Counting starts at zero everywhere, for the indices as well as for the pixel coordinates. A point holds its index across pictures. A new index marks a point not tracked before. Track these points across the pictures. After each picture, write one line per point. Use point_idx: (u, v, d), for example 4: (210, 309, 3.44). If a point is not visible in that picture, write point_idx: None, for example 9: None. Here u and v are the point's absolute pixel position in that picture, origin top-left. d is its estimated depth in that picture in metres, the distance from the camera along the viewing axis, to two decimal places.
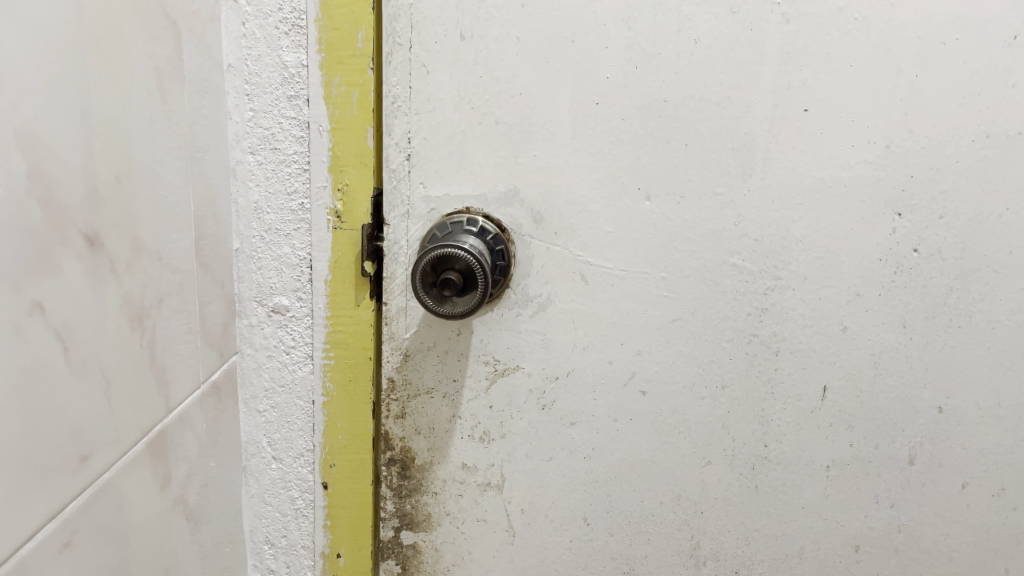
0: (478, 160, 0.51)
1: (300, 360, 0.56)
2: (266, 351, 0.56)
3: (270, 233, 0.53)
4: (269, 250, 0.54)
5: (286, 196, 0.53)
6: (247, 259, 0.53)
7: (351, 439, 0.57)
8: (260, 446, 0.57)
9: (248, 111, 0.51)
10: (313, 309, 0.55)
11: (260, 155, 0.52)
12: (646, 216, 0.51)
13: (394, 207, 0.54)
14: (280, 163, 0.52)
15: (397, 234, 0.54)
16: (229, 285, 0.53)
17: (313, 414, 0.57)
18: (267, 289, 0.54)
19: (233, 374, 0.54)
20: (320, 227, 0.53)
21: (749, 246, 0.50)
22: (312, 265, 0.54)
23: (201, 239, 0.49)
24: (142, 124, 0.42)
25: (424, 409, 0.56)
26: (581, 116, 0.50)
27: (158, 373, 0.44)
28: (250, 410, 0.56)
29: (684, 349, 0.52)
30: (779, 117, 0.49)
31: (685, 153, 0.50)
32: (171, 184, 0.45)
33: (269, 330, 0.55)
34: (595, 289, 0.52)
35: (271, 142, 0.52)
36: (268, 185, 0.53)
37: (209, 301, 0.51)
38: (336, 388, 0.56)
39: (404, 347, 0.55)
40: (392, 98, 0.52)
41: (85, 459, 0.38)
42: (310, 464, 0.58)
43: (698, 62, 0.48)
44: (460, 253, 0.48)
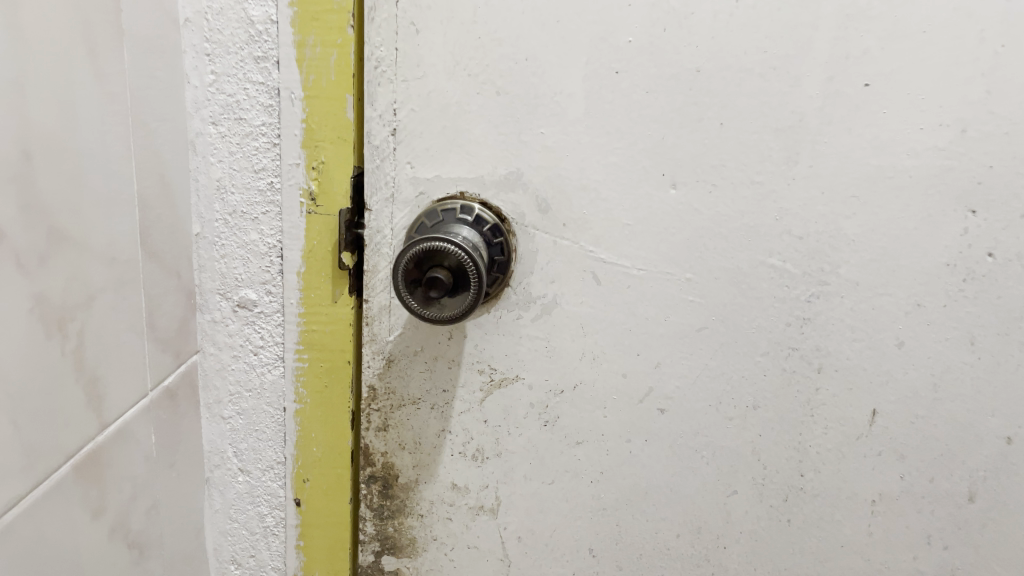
0: (475, 137, 0.44)
1: (269, 362, 0.49)
2: (231, 351, 0.49)
3: (235, 216, 0.47)
4: (234, 236, 0.47)
5: (253, 174, 0.46)
6: (209, 246, 0.47)
7: (326, 452, 0.50)
8: (226, 457, 0.51)
9: (209, 75, 0.44)
10: (284, 304, 0.48)
11: (223, 125, 0.45)
12: (671, 207, 0.43)
13: (376, 190, 0.46)
14: (246, 136, 0.45)
15: (380, 221, 0.46)
16: (187, 275, 0.46)
17: (285, 423, 0.50)
18: (233, 280, 0.48)
19: (192, 376, 0.48)
20: (292, 212, 0.46)
21: (792, 245, 0.43)
22: (282, 254, 0.47)
23: (148, 223, 0.42)
24: (66, 88, 0.34)
25: (409, 422, 0.49)
26: (597, 87, 0.42)
27: (88, 383, 0.37)
28: (214, 416, 0.50)
29: (710, 363, 0.45)
30: (834, 94, 0.41)
31: (719, 134, 0.42)
32: (106, 159, 0.38)
33: (234, 327, 0.49)
34: (608, 291, 0.45)
35: (236, 111, 0.45)
36: (232, 161, 0.46)
37: (159, 296, 0.44)
38: (310, 395, 0.49)
39: (387, 351, 0.48)
40: (374, 60, 0.44)
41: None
42: (281, 478, 0.51)
43: (738, 26, 0.40)
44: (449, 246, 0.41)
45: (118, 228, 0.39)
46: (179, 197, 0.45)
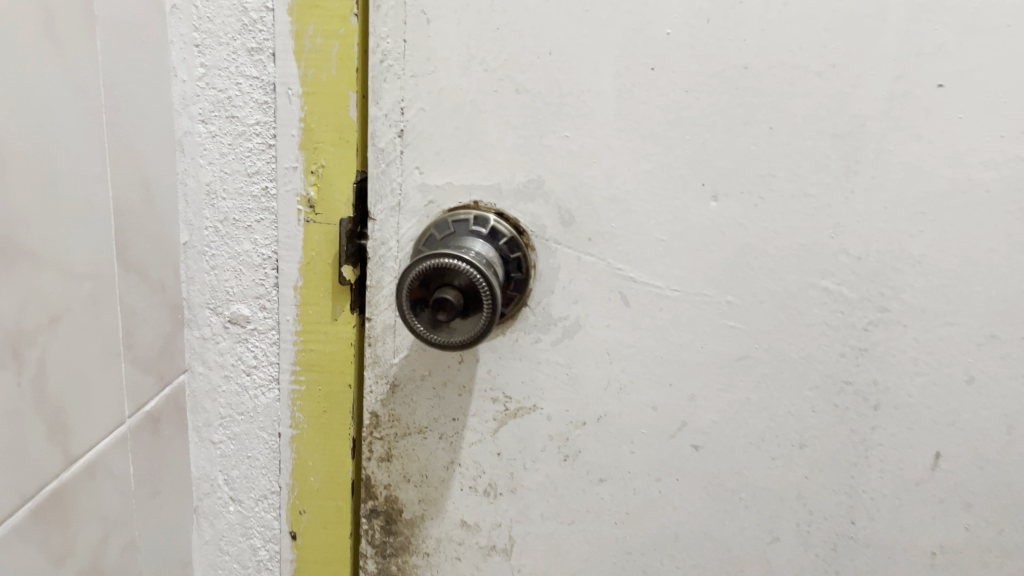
0: (491, 140, 0.39)
1: (263, 385, 0.45)
2: (222, 371, 0.45)
3: (226, 224, 0.42)
4: (225, 245, 0.42)
5: (246, 178, 0.41)
6: (197, 256, 0.43)
7: (324, 483, 0.46)
8: (215, 484, 0.47)
9: (198, 68, 0.40)
10: (280, 321, 0.43)
11: (213, 124, 0.41)
12: (711, 221, 0.38)
13: (381, 198, 0.41)
14: (238, 135, 0.41)
15: (385, 232, 0.41)
16: (173, 287, 0.42)
17: (280, 451, 0.45)
18: (223, 294, 0.43)
19: (179, 398, 0.44)
20: (288, 220, 0.42)
21: (848, 266, 0.38)
22: (278, 266, 0.42)
23: (127, 232, 0.38)
24: (23, 81, 0.30)
25: (414, 453, 0.44)
26: (630, 85, 0.37)
27: (53, 414, 0.33)
28: (203, 441, 0.46)
29: (752, 397, 0.40)
30: (902, 95, 0.36)
31: (768, 140, 0.37)
32: (75, 162, 0.33)
33: (225, 345, 0.44)
34: (638, 314, 0.40)
35: (227, 108, 0.40)
36: (223, 163, 0.41)
37: (140, 312, 0.39)
38: (308, 420, 0.45)
39: (392, 375, 0.43)
40: (379, 53, 0.39)
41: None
42: (275, 510, 0.47)
43: (793, 16, 0.35)
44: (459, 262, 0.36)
45: (91, 239, 0.35)
46: (164, 202, 0.40)
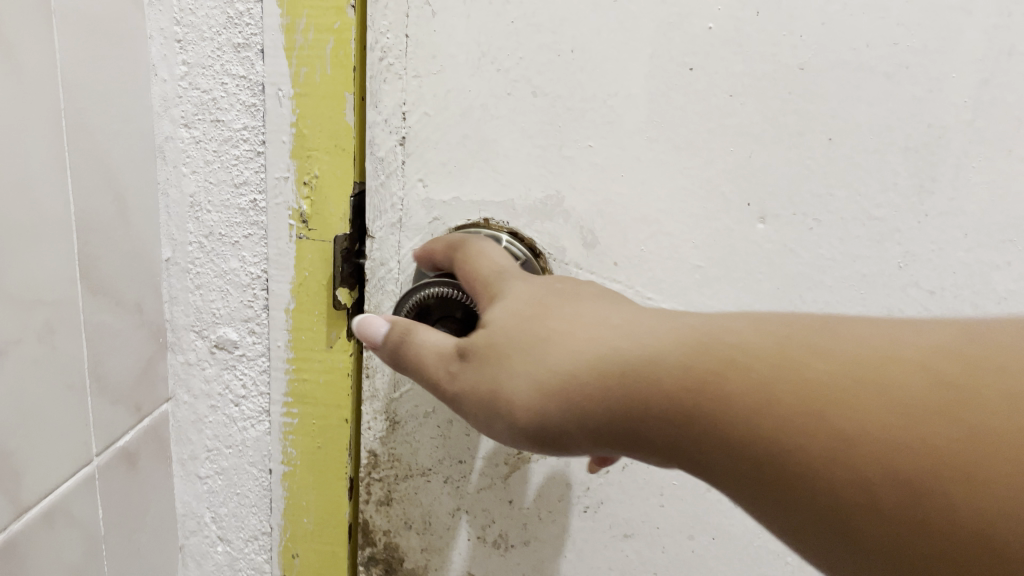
0: (504, 150, 0.34)
1: (253, 416, 0.40)
2: (208, 400, 0.41)
3: (211, 239, 0.38)
4: (209, 263, 0.38)
5: (233, 189, 0.37)
6: (180, 274, 0.38)
7: (319, 525, 0.41)
8: (202, 522, 0.43)
9: (180, 66, 0.35)
10: (270, 348, 0.39)
11: (197, 128, 0.36)
12: (756, 247, 0.33)
13: (380, 213, 0.36)
14: (224, 141, 0.36)
15: (385, 252, 0.36)
16: (153, 309, 0.38)
17: (271, 489, 0.41)
18: (209, 317, 0.39)
19: (160, 429, 0.40)
20: (279, 236, 0.37)
21: (918, 301, 0.32)
22: (268, 288, 0.38)
23: (99, 250, 0.33)
24: None
25: (417, 497, 0.40)
26: (665, 88, 0.32)
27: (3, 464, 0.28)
28: (189, 474, 0.42)
29: None
30: (989, 102, 0.30)
31: (826, 153, 0.31)
32: (40, 173, 0.28)
33: (212, 371, 0.40)
34: None
35: (211, 111, 0.36)
36: (207, 172, 0.37)
37: (117, 338, 0.35)
38: (301, 457, 0.40)
39: (391, 410, 0.39)
40: (379, 50, 0.34)
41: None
42: (267, 552, 0.43)
43: (860, 8, 0.30)
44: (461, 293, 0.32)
45: (51, 265, 0.30)
46: (144, 213, 0.36)
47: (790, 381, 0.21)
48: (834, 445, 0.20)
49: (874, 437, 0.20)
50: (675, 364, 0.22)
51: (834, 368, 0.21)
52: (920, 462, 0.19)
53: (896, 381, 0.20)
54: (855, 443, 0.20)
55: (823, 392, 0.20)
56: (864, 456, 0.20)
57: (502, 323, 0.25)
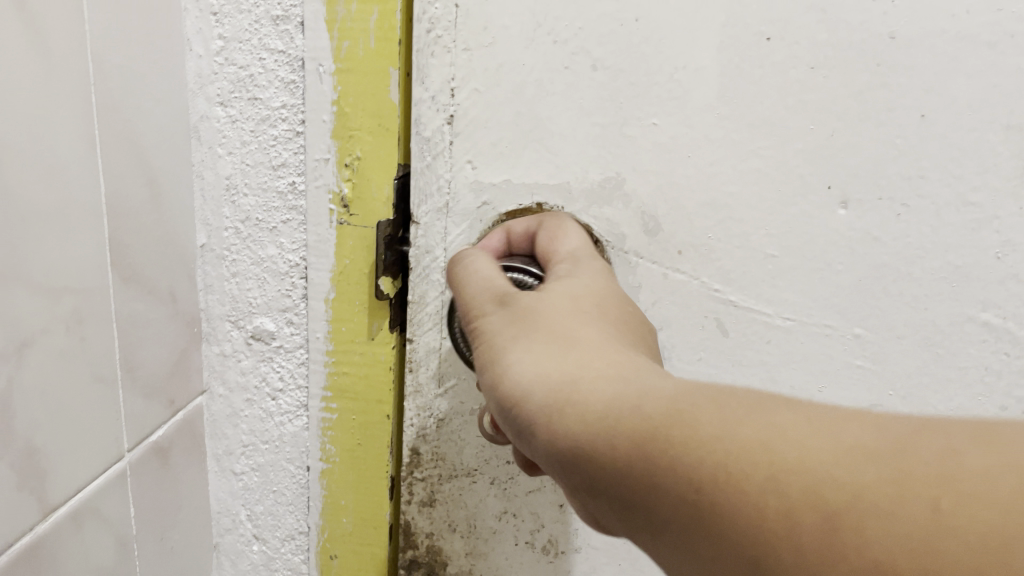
0: (560, 129, 0.31)
1: (290, 411, 0.38)
2: (244, 394, 0.38)
3: (248, 225, 0.35)
4: (246, 250, 0.36)
5: (271, 172, 0.35)
6: (215, 262, 0.36)
7: (358, 526, 0.39)
8: (238, 520, 0.41)
9: (217, 40, 0.33)
10: (308, 339, 0.37)
11: (234, 107, 0.34)
12: (837, 234, 0.30)
13: (426, 197, 0.34)
14: (262, 121, 0.34)
15: (430, 239, 0.34)
16: (187, 299, 0.35)
17: (309, 486, 0.39)
18: (245, 306, 0.37)
19: (194, 423, 0.38)
20: (319, 222, 0.35)
21: (1019, 296, 0.29)
22: (307, 276, 0.36)
23: (133, 233, 0.31)
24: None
25: (461, 499, 0.37)
26: (738, 60, 0.29)
27: (26, 460, 0.26)
28: (223, 471, 0.40)
29: None
30: None
31: (919, 132, 0.28)
32: (73, 154, 0.26)
33: (247, 363, 0.38)
34: (737, 347, 0.32)
35: (249, 89, 0.33)
36: (244, 154, 0.34)
37: (151, 328, 0.33)
38: (340, 454, 0.38)
39: (436, 407, 0.36)
40: (426, 22, 0.31)
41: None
42: (304, 551, 0.41)
43: None
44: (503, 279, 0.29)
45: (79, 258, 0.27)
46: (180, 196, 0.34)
47: (766, 437, 0.17)
48: (825, 516, 0.16)
49: (873, 497, 0.15)
50: (654, 404, 0.19)
51: (810, 423, 0.17)
52: (916, 535, 0.15)
53: (881, 434, 0.16)
54: (850, 511, 0.15)
55: (810, 453, 0.16)
56: (858, 528, 0.15)
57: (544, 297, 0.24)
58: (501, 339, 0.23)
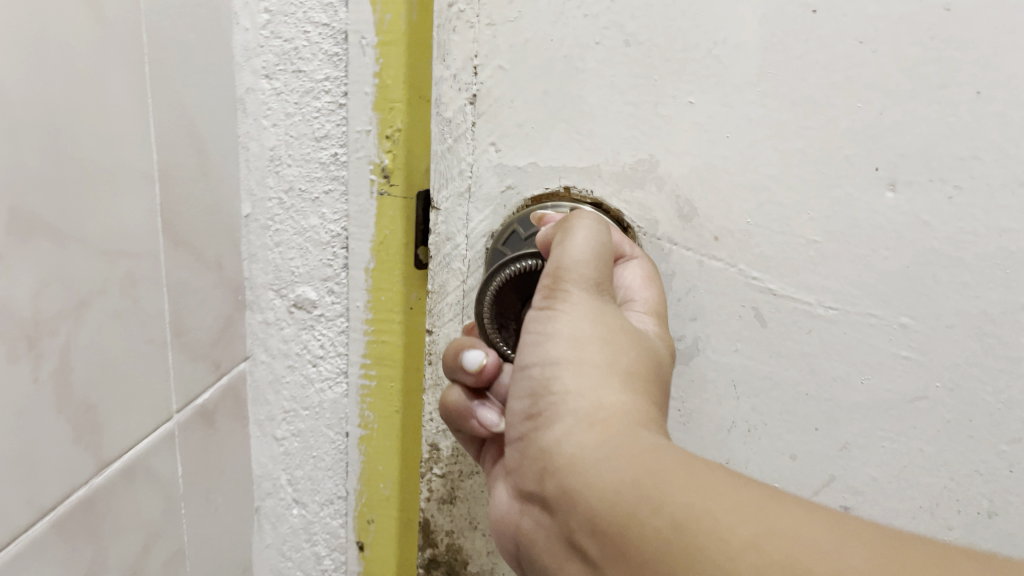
0: (590, 108, 0.30)
1: (331, 378, 0.37)
2: (286, 360, 0.36)
3: (292, 196, 0.33)
4: (289, 221, 0.34)
5: (316, 144, 0.33)
6: (258, 232, 0.34)
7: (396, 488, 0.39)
8: (279, 484, 0.38)
9: (262, 13, 0.31)
10: (350, 306, 0.36)
11: (279, 79, 0.32)
12: (883, 219, 0.29)
13: (446, 181, 0.32)
14: (308, 94, 0.32)
15: (451, 225, 0.32)
16: (232, 265, 0.33)
17: (347, 451, 0.38)
18: (287, 274, 0.35)
19: (239, 388, 0.35)
20: (361, 194, 0.34)
21: None
22: (352, 243, 0.34)
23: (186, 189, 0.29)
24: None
25: (483, 496, 0.36)
26: (781, 34, 0.28)
27: (85, 413, 0.24)
28: (264, 436, 0.38)
29: (927, 450, 0.31)
30: None
31: (973, 110, 0.27)
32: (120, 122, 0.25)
33: (290, 330, 0.36)
34: (776, 337, 0.31)
35: (294, 61, 0.32)
36: (287, 125, 0.32)
37: (198, 296, 0.31)
38: (379, 419, 0.38)
39: None
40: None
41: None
42: (341, 516, 0.40)
43: None
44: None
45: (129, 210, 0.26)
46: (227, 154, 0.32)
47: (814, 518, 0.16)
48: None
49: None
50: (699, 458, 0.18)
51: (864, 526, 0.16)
52: None
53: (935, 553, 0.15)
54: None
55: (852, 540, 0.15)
56: None
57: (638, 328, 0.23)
58: (582, 332, 0.22)
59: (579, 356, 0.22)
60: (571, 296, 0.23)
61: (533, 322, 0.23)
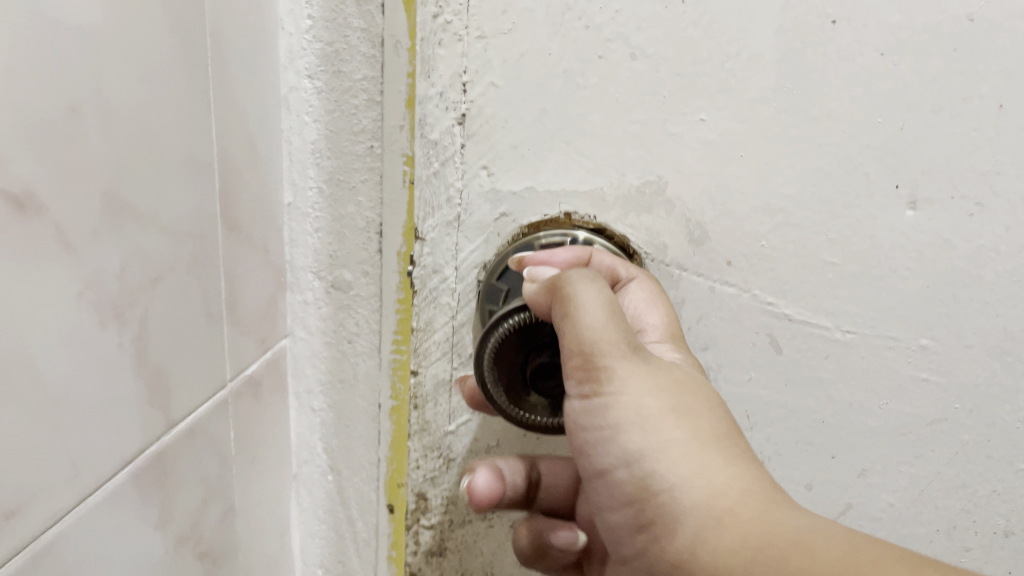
0: (592, 128, 0.27)
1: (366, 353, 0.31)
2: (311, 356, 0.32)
3: (331, 184, 0.29)
4: (327, 210, 0.30)
5: (351, 138, 0.28)
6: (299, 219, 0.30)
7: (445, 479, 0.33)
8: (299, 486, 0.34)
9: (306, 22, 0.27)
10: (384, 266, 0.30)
11: (319, 79, 0.28)
12: (901, 238, 0.27)
13: (433, 209, 0.29)
14: (344, 93, 0.28)
15: (439, 257, 0.30)
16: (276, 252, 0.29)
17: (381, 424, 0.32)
18: (326, 254, 0.30)
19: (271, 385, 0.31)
20: (393, 184, 0.29)
21: None
22: (387, 227, 0.29)
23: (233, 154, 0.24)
24: None
25: (476, 545, 0.33)
26: (798, 47, 0.26)
27: (162, 389, 0.21)
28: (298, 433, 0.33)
29: (944, 473, 0.30)
30: None
31: (996, 123, 0.26)
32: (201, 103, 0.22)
33: (326, 313, 0.31)
34: (790, 365, 0.29)
35: (333, 62, 0.28)
36: (327, 114, 0.28)
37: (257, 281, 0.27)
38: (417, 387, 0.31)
39: (448, 446, 0.32)
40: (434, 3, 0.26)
41: (8, 520, 0.16)
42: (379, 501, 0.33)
43: None
44: (517, 316, 0.25)
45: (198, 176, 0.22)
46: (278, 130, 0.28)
47: None
48: None
49: None
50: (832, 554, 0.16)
51: None
52: None
53: None
54: None
55: None
56: None
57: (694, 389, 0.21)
58: (646, 408, 0.20)
59: (661, 442, 0.20)
60: (618, 372, 0.20)
61: (591, 416, 0.21)
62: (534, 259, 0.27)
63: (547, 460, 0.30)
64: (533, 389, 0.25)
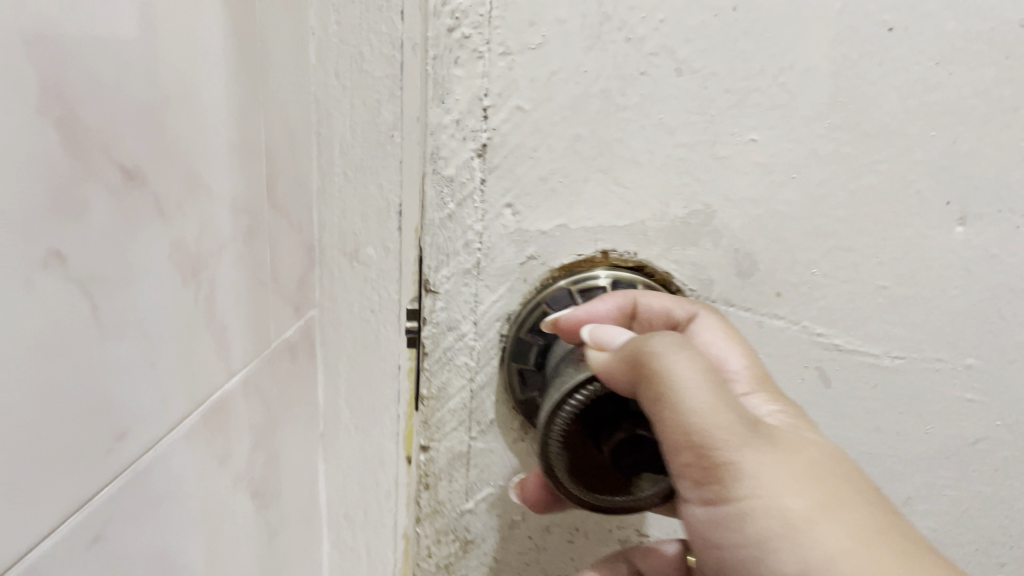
0: (636, 159, 0.24)
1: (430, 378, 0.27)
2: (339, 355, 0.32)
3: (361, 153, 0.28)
4: None
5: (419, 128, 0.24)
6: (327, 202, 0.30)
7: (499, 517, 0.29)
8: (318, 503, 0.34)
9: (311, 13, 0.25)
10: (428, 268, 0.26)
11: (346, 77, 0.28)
12: (948, 259, 0.26)
13: (446, 258, 0.25)
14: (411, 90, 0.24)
15: (455, 316, 0.26)
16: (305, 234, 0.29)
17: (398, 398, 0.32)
18: (354, 237, 0.30)
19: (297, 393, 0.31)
20: (434, 196, 0.25)
21: None
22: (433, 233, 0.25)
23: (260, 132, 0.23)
24: None
25: None
26: (855, 58, 0.23)
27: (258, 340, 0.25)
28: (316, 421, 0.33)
29: (985, 492, 0.29)
30: None
31: None
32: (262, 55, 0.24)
33: (353, 282, 0.31)
34: (824, 396, 0.28)
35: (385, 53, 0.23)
36: (357, 88, 0.28)
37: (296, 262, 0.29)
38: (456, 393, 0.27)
39: (463, 527, 0.29)
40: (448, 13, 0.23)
41: (121, 442, 0.17)
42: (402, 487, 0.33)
43: None
44: (588, 387, 0.21)
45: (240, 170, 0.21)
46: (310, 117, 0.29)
47: None
48: None
49: None
50: None
51: None
52: None
53: None
54: None
55: None
56: None
57: (821, 458, 0.19)
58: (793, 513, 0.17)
59: (827, 557, 0.17)
60: (748, 466, 0.18)
61: (725, 530, 0.18)
62: (572, 319, 0.24)
63: (646, 554, 0.27)
64: (617, 476, 0.22)
